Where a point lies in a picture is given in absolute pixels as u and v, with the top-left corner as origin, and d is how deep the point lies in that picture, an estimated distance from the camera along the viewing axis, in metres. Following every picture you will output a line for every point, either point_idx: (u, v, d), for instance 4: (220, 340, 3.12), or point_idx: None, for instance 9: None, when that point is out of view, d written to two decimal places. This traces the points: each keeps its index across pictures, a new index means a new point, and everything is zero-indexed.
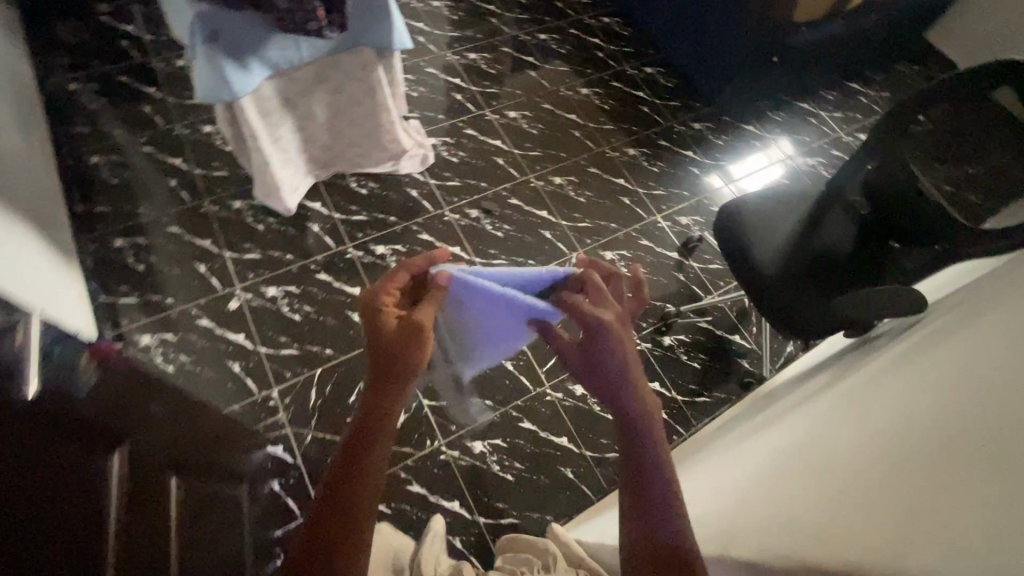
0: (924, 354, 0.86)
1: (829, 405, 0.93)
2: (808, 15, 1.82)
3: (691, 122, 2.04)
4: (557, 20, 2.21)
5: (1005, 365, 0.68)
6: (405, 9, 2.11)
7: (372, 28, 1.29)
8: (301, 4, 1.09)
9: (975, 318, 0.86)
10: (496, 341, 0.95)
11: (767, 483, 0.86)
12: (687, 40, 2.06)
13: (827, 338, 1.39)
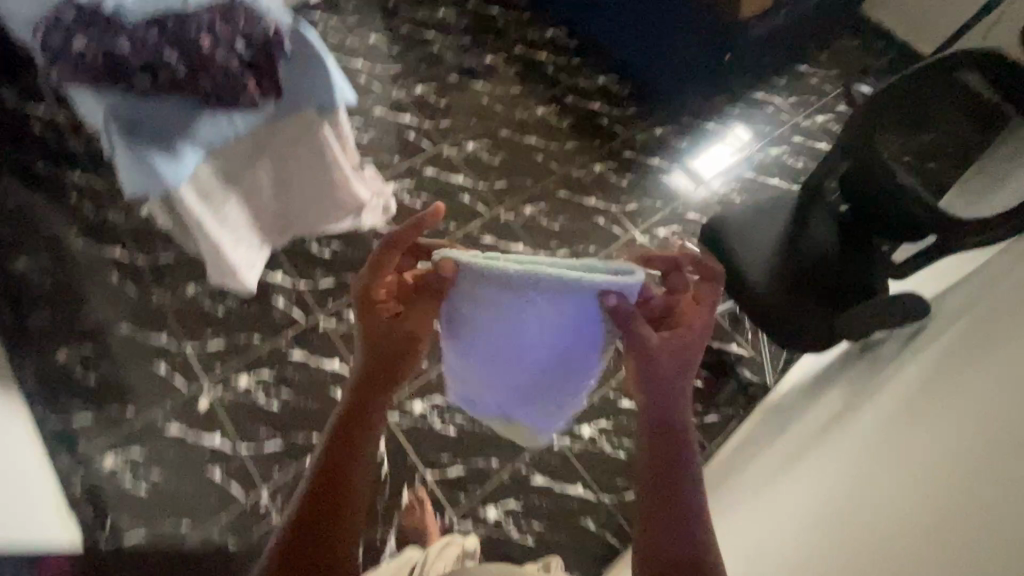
0: (952, 375, 0.84)
1: (849, 443, 0.90)
2: (752, 9, 1.79)
3: (652, 128, 2.00)
4: (501, 39, 2.14)
5: (1012, 451, 0.64)
6: (340, 48, 2.01)
7: (314, 90, 1.20)
8: (227, 79, 1.01)
9: (998, 354, 0.79)
10: (537, 360, 0.82)
11: (810, 524, 0.84)
12: (635, 44, 2.02)
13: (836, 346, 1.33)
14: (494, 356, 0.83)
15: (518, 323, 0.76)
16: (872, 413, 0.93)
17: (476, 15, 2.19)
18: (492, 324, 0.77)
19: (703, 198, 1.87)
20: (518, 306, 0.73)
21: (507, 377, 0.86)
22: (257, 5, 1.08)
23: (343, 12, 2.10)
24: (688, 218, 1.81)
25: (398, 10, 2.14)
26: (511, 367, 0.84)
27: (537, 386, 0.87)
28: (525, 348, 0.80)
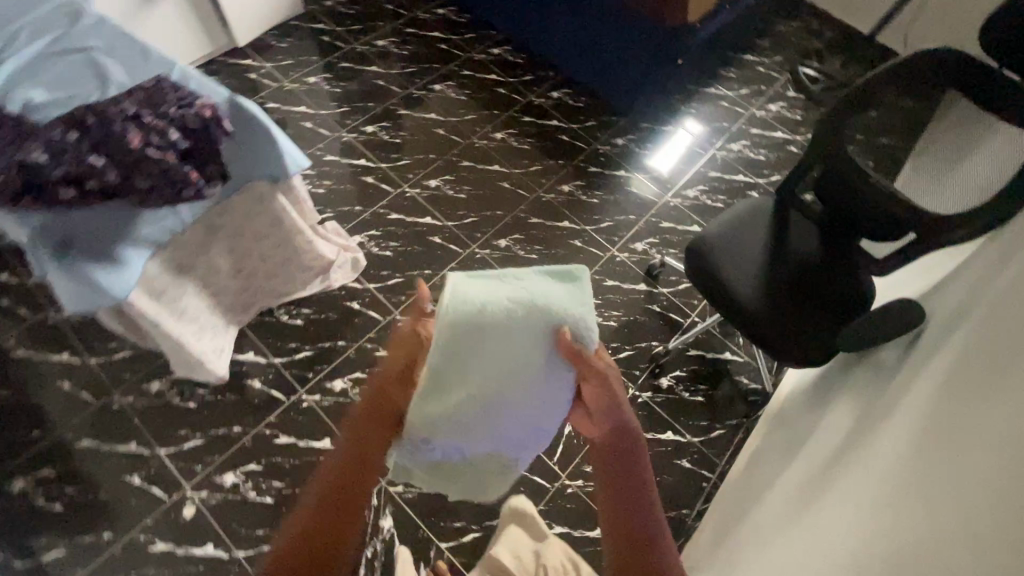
0: (964, 403, 0.81)
1: (859, 479, 0.89)
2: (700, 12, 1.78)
3: (613, 139, 1.97)
4: (446, 64, 2.06)
5: (1009, 503, 0.62)
6: (280, 95, 1.89)
7: (262, 165, 1.10)
8: (167, 175, 0.91)
9: (998, 386, 0.76)
10: (520, 402, 0.69)
11: (822, 564, 0.82)
12: (584, 56, 1.98)
13: (828, 369, 1.27)
14: (457, 390, 0.68)
15: (504, 340, 0.66)
16: (878, 443, 0.91)
17: (416, 43, 2.10)
18: (472, 343, 0.66)
19: (675, 205, 1.85)
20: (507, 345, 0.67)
21: (469, 420, 0.69)
22: (185, 87, 0.99)
23: (277, 56, 1.98)
24: (664, 228, 1.79)
25: (335, 46, 2.04)
26: (477, 404, 0.69)
27: (504, 429, 0.71)
28: (501, 374, 0.68)
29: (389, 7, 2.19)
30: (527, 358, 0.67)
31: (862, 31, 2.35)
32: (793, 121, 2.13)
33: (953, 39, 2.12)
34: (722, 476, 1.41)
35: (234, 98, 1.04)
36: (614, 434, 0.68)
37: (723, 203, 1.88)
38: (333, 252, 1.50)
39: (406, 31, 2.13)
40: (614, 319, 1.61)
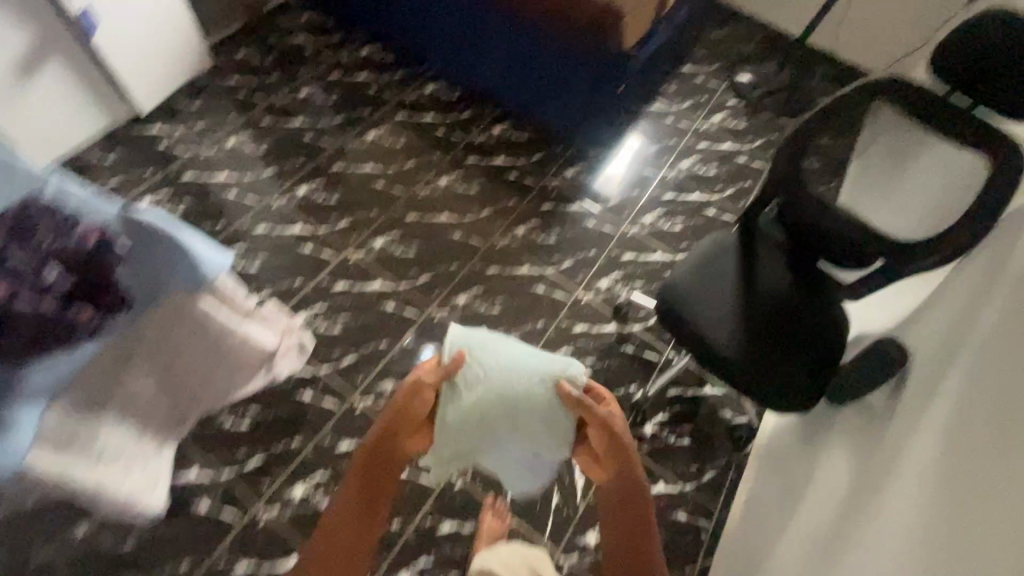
0: (964, 456, 0.77)
1: (871, 558, 0.81)
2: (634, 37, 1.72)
3: (563, 170, 1.90)
4: (378, 109, 1.94)
5: None
6: (197, 164, 1.72)
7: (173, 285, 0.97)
8: None
9: (1008, 448, 0.71)
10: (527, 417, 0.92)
11: None
12: (522, 88, 1.90)
13: (814, 416, 1.20)
14: (484, 418, 0.92)
15: (515, 380, 0.91)
16: (887, 515, 0.84)
17: (343, 88, 1.97)
18: (490, 380, 0.91)
19: (634, 234, 1.79)
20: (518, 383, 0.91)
21: (495, 437, 0.93)
22: (61, 208, 0.87)
23: (189, 119, 1.80)
24: (626, 261, 1.73)
25: (253, 102, 1.88)
26: (501, 426, 0.92)
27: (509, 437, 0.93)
28: (516, 405, 0.91)
29: (309, 51, 2.04)
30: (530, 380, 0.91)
31: (793, 32, 2.37)
32: (738, 131, 2.12)
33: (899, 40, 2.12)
34: (719, 524, 1.35)
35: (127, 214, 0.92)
36: (624, 482, 0.95)
37: (681, 226, 1.84)
38: (273, 340, 1.35)
39: (330, 76, 1.99)
40: (588, 367, 1.53)
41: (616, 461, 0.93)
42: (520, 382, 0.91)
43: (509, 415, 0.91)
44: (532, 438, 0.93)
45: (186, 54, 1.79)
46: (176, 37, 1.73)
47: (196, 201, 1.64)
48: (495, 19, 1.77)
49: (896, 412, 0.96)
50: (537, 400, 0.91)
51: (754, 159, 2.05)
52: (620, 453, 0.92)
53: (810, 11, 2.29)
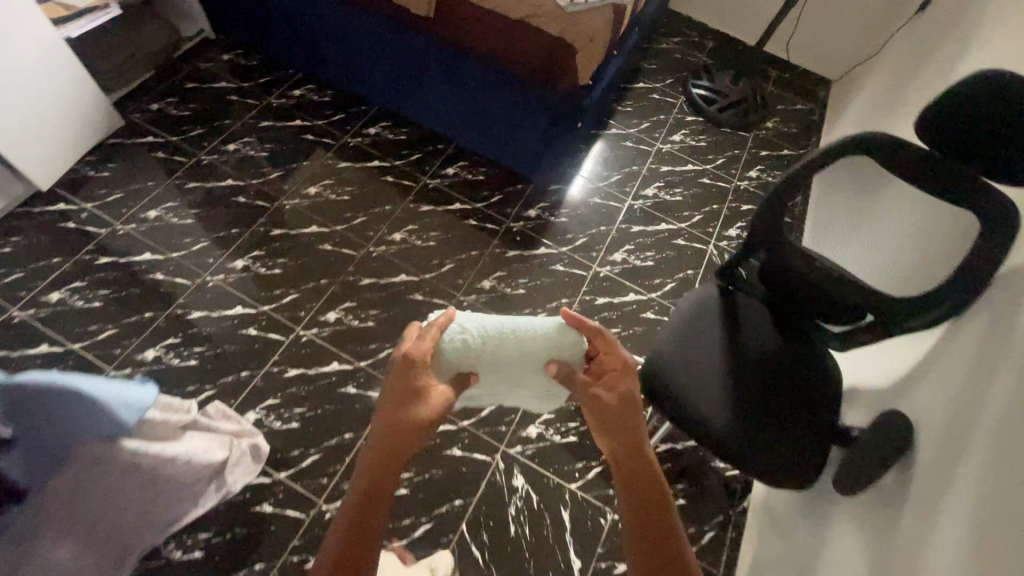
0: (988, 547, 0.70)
1: None
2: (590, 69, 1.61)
3: (525, 211, 1.78)
4: (318, 157, 1.77)
5: None
6: (113, 243, 1.51)
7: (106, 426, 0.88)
8: None
9: None
10: (522, 375, 0.95)
11: None
12: (475, 125, 1.76)
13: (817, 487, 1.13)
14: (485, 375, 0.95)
15: (507, 341, 0.93)
16: None
17: (276, 138, 1.78)
18: (483, 345, 0.92)
19: (606, 275, 1.70)
20: (515, 344, 0.93)
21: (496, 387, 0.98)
22: None
23: (99, 190, 1.59)
24: (600, 306, 1.64)
25: (174, 162, 1.68)
26: (500, 383, 0.97)
27: (508, 390, 0.99)
28: (515, 365, 0.94)
29: (234, 98, 1.84)
30: (526, 341, 0.93)
31: (746, 39, 2.32)
32: (699, 149, 2.05)
33: (857, 44, 2.09)
34: None
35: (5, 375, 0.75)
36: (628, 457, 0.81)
37: (653, 260, 1.75)
38: (222, 451, 1.19)
39: (261, 125, 1.80)
40: (573, 432, 1.42)
41: (611, 428, 0.83)
42: (518, 345, 0.93)
43: (506, 372, 0.94)
44: (533, 386, 0.98)
45: (86, 117, 1.58)
46: (70, 102, 1.52)
47: (115, 289, 1.44)
48: (439, 56, 1.63)
49: (914, 476, 0.89)
50: (532, 365, 0.94)
51: (720, 179, 1.98)
52: (615, 418, 0.83)
53: (761, 19, 2.24)
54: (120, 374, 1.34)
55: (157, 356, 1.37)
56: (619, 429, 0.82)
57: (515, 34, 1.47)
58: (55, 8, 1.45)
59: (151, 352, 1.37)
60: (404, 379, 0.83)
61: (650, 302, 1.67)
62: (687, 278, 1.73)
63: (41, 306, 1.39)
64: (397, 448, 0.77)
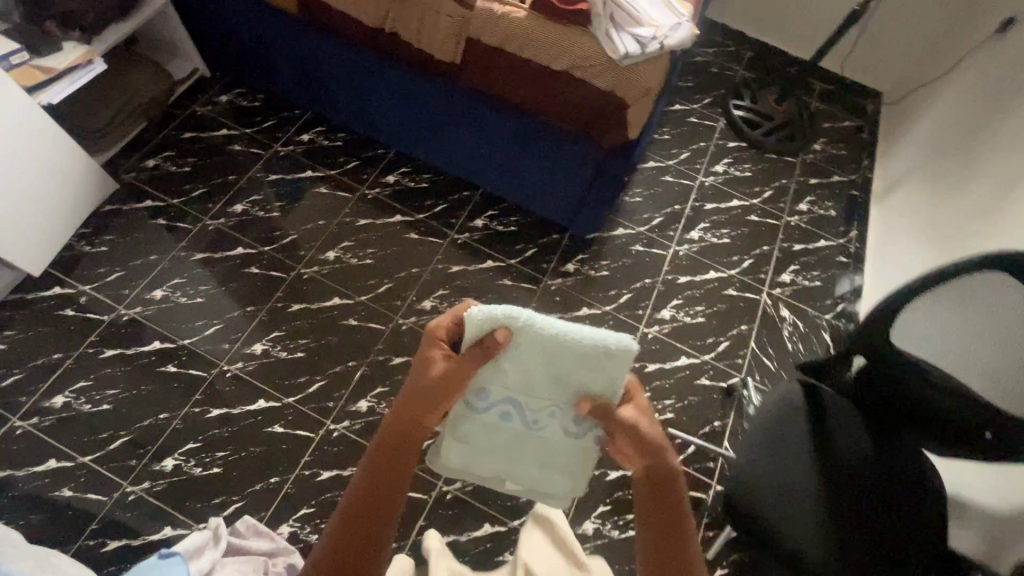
0: None
1: None
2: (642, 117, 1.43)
3: (563, 265, 1.63)
4: (333, 215, 1.60)
5: None
6: (115, 332, 1.37)
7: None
8: None
9: None
10: (566, 389, 0.82)
11: None
12: (504, 178, 1.58)
13: None
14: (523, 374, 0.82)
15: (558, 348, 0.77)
16: None
17: (285, 194, 1.62)
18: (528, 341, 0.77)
19: (654, 337, 1.56)
20: (556, 361, 0.79)
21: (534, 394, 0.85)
22: None
23: (97, 269, 1.44)
24: (651, 374, 1.52)
25: (176, 230, 1.52)
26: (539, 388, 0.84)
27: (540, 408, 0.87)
28: (562, 371, 0.80)
29: (237, 147, 1.66)
30: (574, 357, 0.78)
31: (800, 53, 2.10)
32: (745, 180, 1.88)
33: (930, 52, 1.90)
34: None
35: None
36: (654, 487, 0.75)
37: (704, 315, 1.61)
38: None
39: (268, 179, 1.63)
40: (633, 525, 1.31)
41: (642, 461, 0.76)
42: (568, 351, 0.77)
43: (546, 376, 0.81)
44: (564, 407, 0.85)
45: (77, 186, 1.41)
46: (56, 172, 1.34)
47: (123, 387, 1.31)
48: (465, 105, 1.43)
49: None
50: (575, 379, 0.80)
51: (770, 216, 1.82)
52: (650, 458, 0.75)
53: (818, 29, 2.02)
54: (137, 489, 1.22)
55: (176, 465, 1.25)
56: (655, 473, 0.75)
57: (556, 85, 1.29)
58: (32, 71, 1.26)
59: (169, 460, 1.25)
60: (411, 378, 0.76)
61: (702, 365, 1.54)
62: (741, 336, 1.59)
63: (44, 414, 1.27)
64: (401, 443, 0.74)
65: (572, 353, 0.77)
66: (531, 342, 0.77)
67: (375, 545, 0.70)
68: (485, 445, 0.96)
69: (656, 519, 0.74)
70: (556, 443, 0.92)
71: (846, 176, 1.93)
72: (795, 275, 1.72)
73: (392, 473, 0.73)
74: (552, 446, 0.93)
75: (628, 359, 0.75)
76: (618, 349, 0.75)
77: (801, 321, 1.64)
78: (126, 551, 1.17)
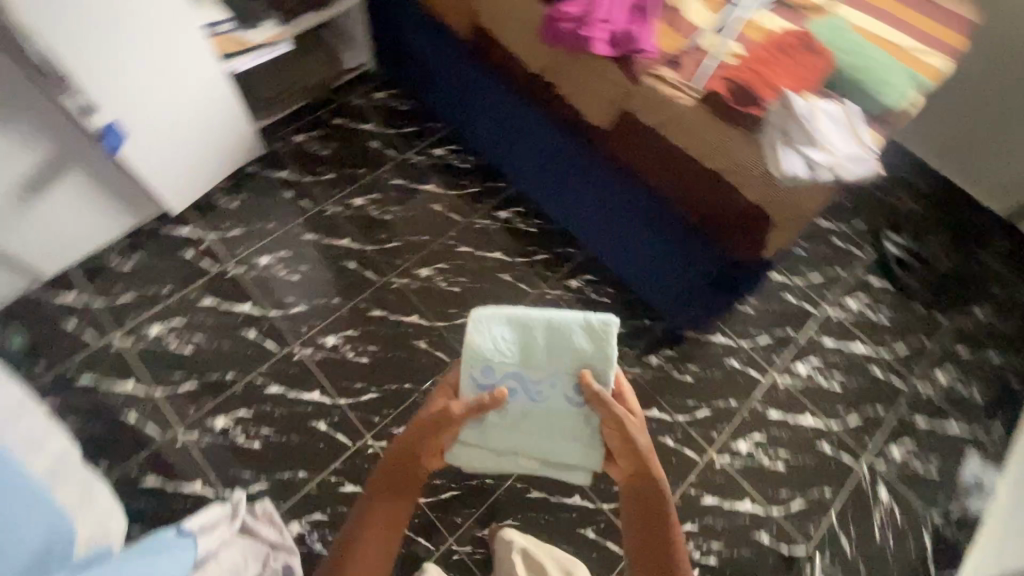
0: None
1: None
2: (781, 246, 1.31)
3: (647, 356, 1.52)
4: (439, 235, 1.62)
5: None
6: (218, 284, 1.47)
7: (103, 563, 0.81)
8: None
9: None
10: (552, 364, 0.96)
11: None
12: (609, 248, 1.51)
13: None
14: (517, 355, 0.96)
15: (542, 324, 0.95)
16: None
17: (402, 201, 1.66)
18: (516, 321, 0.95)
19: (720, 467, 1.42)
20: (543, 335, 0.95)
21: (527, 377, 0.97)
22: None
23: (224, 222, 1.56)
24: (704, 507, 1.38)
25: (298, 207, 1.61)
26: (531, 367, 0.96)
27: (533, 388, 0.98)
28: (553, 345, 0.95)
29: (375, 145, 1.74)
30: (562, 328, 0.95)
31: (988, 201, 1.76)
32: (880, 327, 1.61)
33: None
34: None
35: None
36: (643, 488, 1.00)
37: (784, 463, 1.43)
38: (254, 566, 1.10)
39: (392, 183, 1.69)
40: None
41: (633, 464, 0.99)
42: (555, 327, 0.95)
43: (535, 352, 0.96)
44: (555, 385, 0.97)
45: (233, 146, 1.55)
46: (220, 130, 1.48)
47: (208, 337, 1.40)
48: (598, 171, 1.38)
49: None
50: (561, 353, 0.96)
51: (900, 376, 1.56)
52: (634, 458, 0.97)
53: None
54: (186, 436, 1.30)
55: (225, 428, 1.31)
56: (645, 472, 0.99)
57: (700, 187, 1.22)
58: (231, 41, 1.40)
59: (220, 420, 1.32)
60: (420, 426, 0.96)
61: (766, 518, 1.37)
62: (821, 502, 1.40)
63: (139, 339, 1.39)
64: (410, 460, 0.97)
65: (553, 326, 0.95)
66: (524, 322, 0.95)
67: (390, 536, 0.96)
68: (491, 428, 1.00)
69: (645, 514, 0.99)
70: (563, 422, 0.99)
71: (1013, 358, 1.60)
72: (909, 455, 1.47)
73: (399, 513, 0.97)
74: (556, 424, 0.99)
75: (610, 332, 0.95)
76: (601, 322, 0.95)
77: (898, 510, 1.41)
78: (159, 490, 1.25)
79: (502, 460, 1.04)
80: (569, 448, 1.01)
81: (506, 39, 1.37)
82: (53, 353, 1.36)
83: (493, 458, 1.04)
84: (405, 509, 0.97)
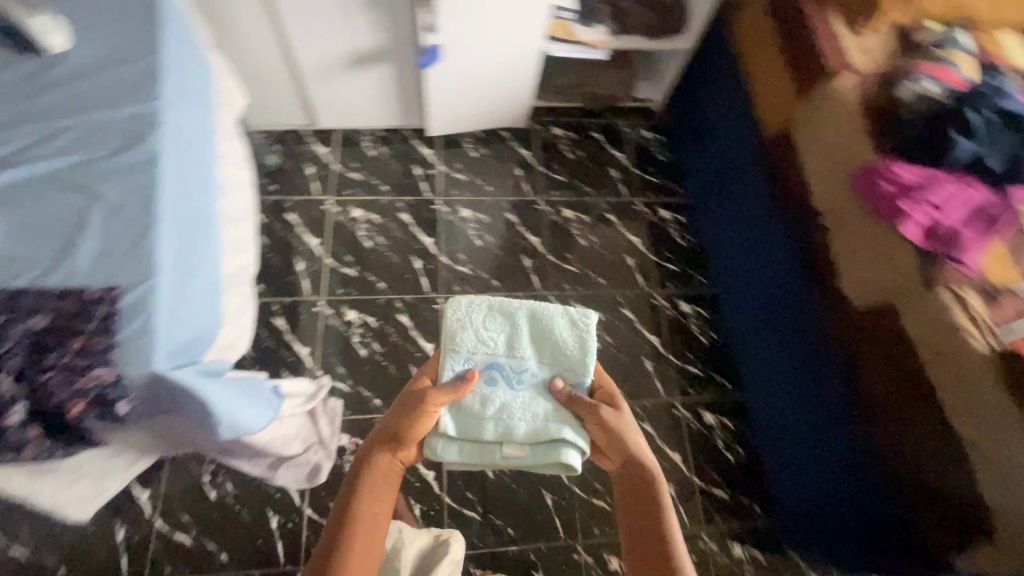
0: None
1: None
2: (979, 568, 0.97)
3: (730, 540, 1.33)
4: (614, 286, 1.58)
5: None
6: (421, 210, 1.61)
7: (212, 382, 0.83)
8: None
9: None
10: (531, 353, 0.95)
11: None
12: (776, 413, 1.33)
13: None
14: (494, 342, 0.94)
15: (519, 311, 0.95)
16: None
17: (604, 236, 1.64)
18: (493, 306, 0.96)
19: None
20: (520, 322, 0.95)
21: (505, 369, 0.94)
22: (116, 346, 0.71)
23: (457, 162, 1.69)
24: None
25: (518, 186, 1.68)
26: (511, 358, 0.94)
27: (514, 382, 0.93)
28: (530, 334, 0.95)
29: (612, 173, 1.74)
30: (537, 318, 0.95)
31: None
32: None
33: None
34: None
35: (154, 258, 0.78)
36: (630, 473, 0.88)
37: None
38: (300, 446, 1.20)
39: (605, 214, 1.67)
40: None
41: (614, 449, 0.89)
42: (532, 315, 0.96)
43: (514, 341, 0.94)
44: (533, 384, 0.94)
45: (505, 109, 1.66)
46: (508, 92, 1.59)
47: (387, 245, 1.55)
48: (811, 343, 1.21)
49: None
50: (537, 341, 0.95)
51: None
52: (612, 440, 0.89)
53: None
54: (323, 309, 1.46)
55: (352, 323, 1.45)
56: (624, 459, 0.89)
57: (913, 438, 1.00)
58: (562, 28, 1.50)
59: (353, 315, 1.46)
60: (398, 413, 0.90)
61: None
62: None
63: (343, 212, 1.58)
64: (395, 448, 0.89)
65: (528, 313, 0.96)
66: (501, 309, 0.96)
67: (376, 532, 0.83)
68: (473, 420, 0.91)
69: (637, 506, 0.86)
70: (547, 422, 0.90)
71: None
72: None
73: (387, 499, 0.86)
74: (540, 413, 0.91)
75: (589, 324, 0.95)
76: (579, 314, 0.96)
77: None
78: (280, 333, 1.42)
79: (487, 458, 0.90)
80: (565, 448, 0.89)
81: (806, 161, 1.24)
82: (286, 182, 1.60)
83: (477, 453, 0.90)
84: (390, 503, 0.86)
